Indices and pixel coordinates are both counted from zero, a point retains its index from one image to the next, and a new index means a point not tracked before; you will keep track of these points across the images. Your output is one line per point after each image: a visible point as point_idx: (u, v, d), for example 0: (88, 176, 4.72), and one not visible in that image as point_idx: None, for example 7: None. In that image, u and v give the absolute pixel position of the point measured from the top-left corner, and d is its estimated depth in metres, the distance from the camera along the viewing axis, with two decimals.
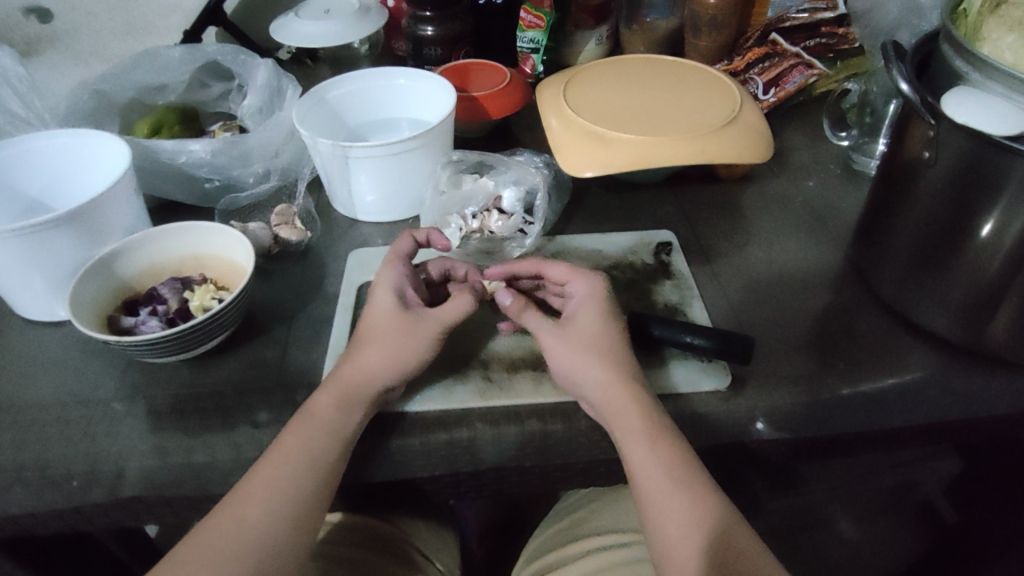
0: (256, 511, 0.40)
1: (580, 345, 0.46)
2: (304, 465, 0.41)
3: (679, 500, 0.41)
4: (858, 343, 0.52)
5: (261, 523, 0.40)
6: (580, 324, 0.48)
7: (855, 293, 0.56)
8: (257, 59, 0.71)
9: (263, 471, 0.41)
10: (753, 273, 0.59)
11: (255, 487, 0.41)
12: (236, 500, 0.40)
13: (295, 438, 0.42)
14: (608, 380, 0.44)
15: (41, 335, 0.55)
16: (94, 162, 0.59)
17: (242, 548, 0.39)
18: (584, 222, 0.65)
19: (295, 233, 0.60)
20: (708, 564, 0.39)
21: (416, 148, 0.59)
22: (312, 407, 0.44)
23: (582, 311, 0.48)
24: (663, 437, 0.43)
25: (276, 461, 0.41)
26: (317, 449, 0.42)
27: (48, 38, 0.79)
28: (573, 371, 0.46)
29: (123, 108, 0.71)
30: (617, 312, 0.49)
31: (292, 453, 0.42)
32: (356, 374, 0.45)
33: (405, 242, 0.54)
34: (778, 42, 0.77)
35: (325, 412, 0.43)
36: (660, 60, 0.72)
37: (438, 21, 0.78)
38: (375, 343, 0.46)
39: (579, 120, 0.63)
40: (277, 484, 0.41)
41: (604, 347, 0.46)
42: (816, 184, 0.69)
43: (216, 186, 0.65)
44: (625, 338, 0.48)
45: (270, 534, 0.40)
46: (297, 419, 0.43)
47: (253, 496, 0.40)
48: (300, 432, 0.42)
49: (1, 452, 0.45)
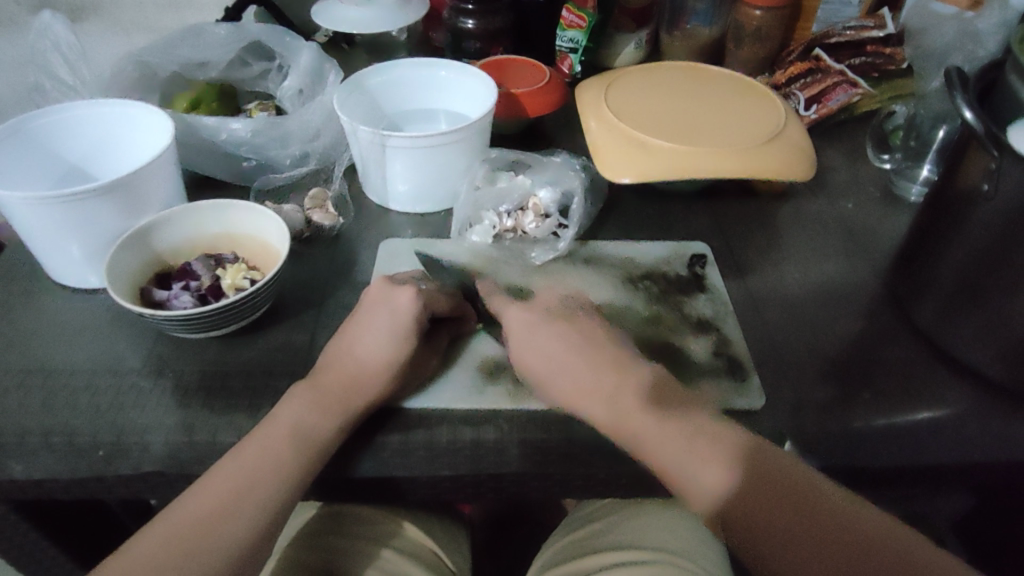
0: (243, 509, 0.41)
1: (573, 380, 0.45)
2: (255, 481, 0.42)
3: (706, 455, 0.42)
4: (890, 374, 0.51)
5: (233, 532, 0.40)
6: (533, 324, 0.48)
7: (890, 321, 0.55)
8: (302, 42, 0.72)
9: (250, 466, 0.42)
10: (786, 292, 0.58)
11: (240, 482, 0.41)
12: (245, 501, 0.41)
13: (253, 448, 0.43)
14: (585, 393, 0.45)
15: (72, 302, 0.55)
16: (136, 133, 0.59)
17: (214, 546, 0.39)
18: (617, 228, 0.64)
19: (327, 218, 0.61)
20: (773, 515, 0.40)
21: (456, 142, 0.59)
22: (277, 422, 0.44)
23: (517, 320, 0.49)
24: (665, 415, 0.44)
25: (224, 472, 0.42)
26: (274, 461, 0.42)
27: (93, 7, 0.81)
28: (549, 388, 0.46)
29: (165, 82, 0.72)
30: (554, 325, 0.48)
31: (248, 470, 0.42)
32: (346, 386, 0.45)
33: (407, 297, 0.47)
34: (821, 58, 0.76)
35: (284, 450, 0.42)
36: (707, 69, 0.72)
37: (480, 14, 0.78)
38: (382, 381, 0.46)
39: (621, 124, 0.62)
40: (270, 476, 0.42)
41: (564, 344, 0.47)
42: (854, 205, 0.67)
43: (254, 166, 0.65)
44: (591, 346, 0.47)
45: (235, 541, 0.40)
46: (251, 439, 0.43)
47: (204, 506, 0.40)
48: (263, 447, 0.43)
49: (32, 415, 0.46)
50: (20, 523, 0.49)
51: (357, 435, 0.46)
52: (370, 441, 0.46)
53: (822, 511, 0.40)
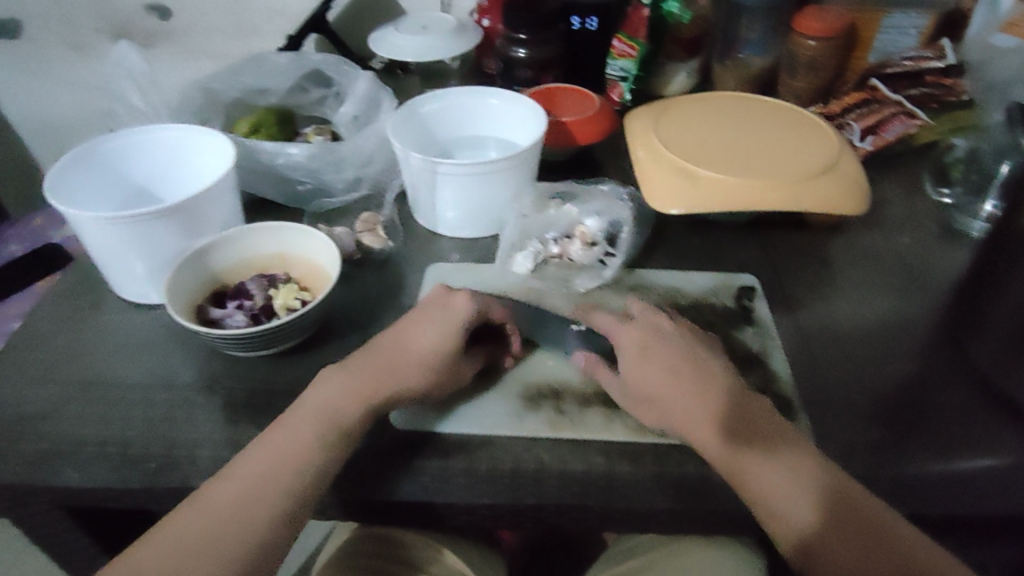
0: (267, 494, 0.42)
1: (681, 406, 0.46)
2: (282, 473, 0.42)
3: (783, 479, 0.42)
4: (941, 418, 0.49)
5: (256, 515, 0.41)
6: (642, 346, 0.49)
7: (941, 361, 0.53)
8: (359, 71, 0.74)
9: (278, 450, 0.43)
10: (836, 327, 0.56)
11: (267, 464, 0.43)
12: (270, 487, 0.42)
13: (287, 433, 0.44)
14: (703, 419, 0.45)
15: (133, 317, 0.57)
16: (199, 157, 0.62)
17: (235, 526, 0.40)
18: (663, 258, 0.63)
19: (377, 241, 0.62)
20: (839, 546, 0.41)
21: (505, 170, 0.60)
22: (305, 404, 0.46)
23: (625, 338, 0.49)
24: (754, 442, 0.44)
25: (257, 459, 0.43)
26: (304, 446, 0.43)
27: (163, 33, 0.89)
28: (649, 408, 0.47)
29: (228, 106, 0.75)
30: (664, 350, 0.48)
31: (274, 452, 0.43)
32: (386, 377, 0.47)
33: (463, 299, 0.50)
34: (878, 88, 0.75)
35: (313, 437, 0.44)
36: (759, 99, 0.71)
37: (531, 44, 0.79)
38: (422, 373, 0.47)
39: (669, 155, 0.62)
40: (299, 462, 0.43)
41: (681, 372, 0.47)
42: (911, 240, 0.65)
43: (308, 189, 0.67)
44: (699, 373, 0.47)
45: (257, 526, 0.41)
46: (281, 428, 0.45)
47: (230, 490, 0.42)
48: (292, 432, 0.44)
49: (92, 425, 0.48)
50: (74, 528, 0.51)
51: (399, 459, 0.47)
52: (412, 466, 0.46)
53: (895, 548, 0.40)
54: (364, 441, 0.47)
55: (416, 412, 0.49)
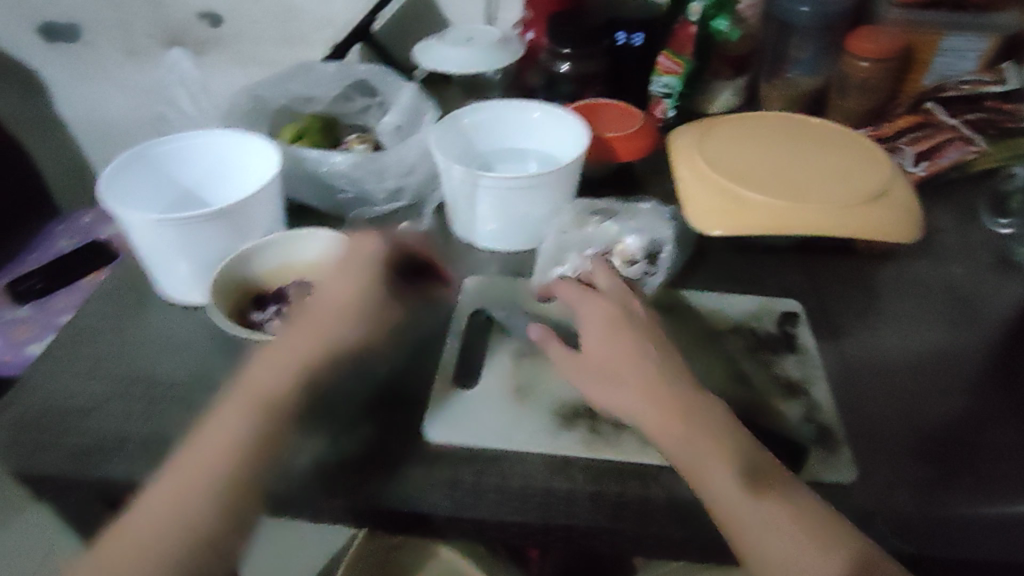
0: (201, 487, 0.43)
1: (628, 380, 0.47)
2: (208, 465, 0.43)
3: (789, 538, 0.40)
4: (993, 459, 0.47)
5: (194, 509, 0.42)
6: (604, 323, 0.50)
7: (994, 399, 0.51)
8: (404, 82, 0.75)
9: (211, 441, 0.45)
10: (883, 357, 0.54)
11: (201, 455, 0.44)
12: (203, 480, 0.43)
13: (214, 424, 0.46)
14: (719, 484, 0.42)
15: (176, 317, 0.58)
16: (245, 162, 0.63)
17: (176, 522, 0.42)
18: (705, 279, 0.62)
19: (416, 250, 0.64)
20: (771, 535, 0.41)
21: (545, 184, 0.59)
22: (245, 385, 0.47)
23: (588, 316, 0.51)
24: (764, 491, 0.42)
25: (192, 453, 0.44)
26: (221, 437, 0.45)
27: (214, 40, 0.92)
28: (599, 385, 0.48)
29: (274, 115, 0.75)
30: (619, 327, 0.50)
31: (208, 443, 0.45)
32: (283, 338, 0.50)
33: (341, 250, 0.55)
34: (933, 112, 0.73)
35: (212, 425, 0.45)
36: (807, 120, 0.69)
37: (575, 59, 0.79)
38: (350, 317, 0.51)
39: (712, 174, 0.61)
40: (221, 454, 0.44)
41: (633, 355, 0.48)
42: (964, 270, 0.63)
43: (349, 198, 0.68)
44: (640, 346, 0.49)
45: (196, 519, 0.42)
46: (214, 417, 0.46)
47: (175, 492, 0.43)
48: (217, 424, 0.45)
49: (133, 422, 0.49)
50: None
51: (431, 471, 0.46)
52: (444, 479, 0.46)
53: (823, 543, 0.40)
54: (397, 452, 0.47)
55: (445, 424, 0.49)
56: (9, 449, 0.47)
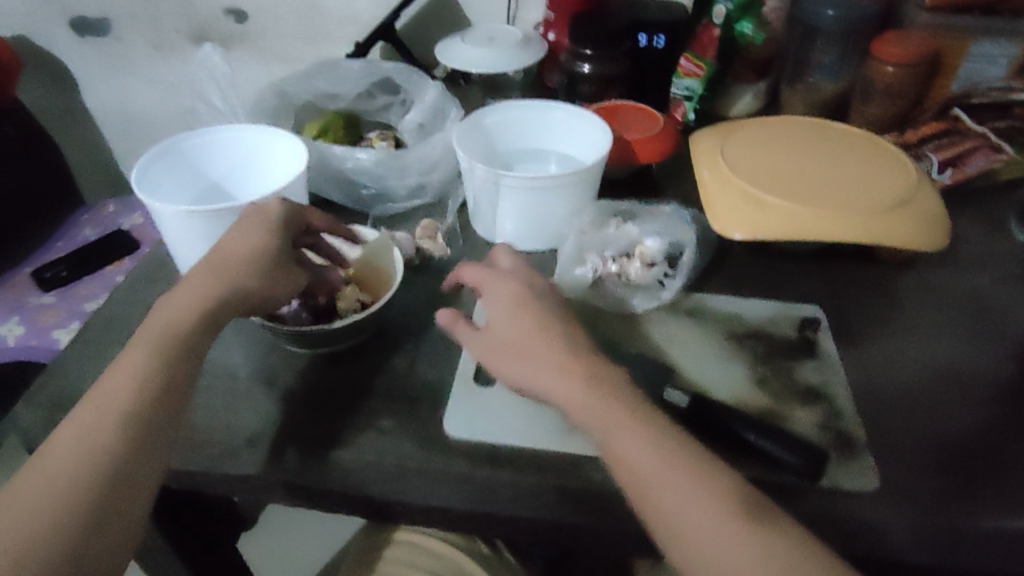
0: (106, 436, 0.39)
1: (543, 355, 0.45)
2: (116, 415, 0.40)
3: (731, 537, 0.37)
4: (1014, 472, 0.46)
5: (99, 461, 0.39)
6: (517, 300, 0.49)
7: (1017, 412, 0.50)
8: (427, 80, 0.76)
9: (113, 390, 0.41)
10: (905, 365, 0.54)
11: (104, 403, 0.41)
12: (108, 432, 0.39)
13: (116, 372, 0.42)
14: (688, 502, 0.38)
15: None
16: (271, 157, 0.64)
17: (75, 477, 0.38)
18: (725, 283, 0.62)
19: (437, 249, 0.64)
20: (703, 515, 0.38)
21: (566, 185, 0.60)
22: (145, 331, 0.44)
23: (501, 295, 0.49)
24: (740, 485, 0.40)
25: (92, 402, 0.41)
26: (129, 388, 0.42)
27: (239, 36, 0.93)
28: (513, 360, 0.46)
29: (299, 109, 0.77)
30: (535, 305, 0.48)
31: (111, 392, 0.41)
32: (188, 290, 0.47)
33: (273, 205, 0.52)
34: (960, 119, 0.74)
35: (117, 378, 0.42)
36: (831, 126, 0.69)
37: (597, 60, 0.79)
38: (249, 271, 0.48)
39: (735, 178, 0.61)
40: (129, 404, 0.41)
41: (549, 335, 0.46)
42: (989, 280, 0.62)
43: (371, 194, 0.69)
44: (552, 321, 0.47)
45: (99, 469, 0.38)
46: (114, 365, 0.43)
47: (69, 448, 0.39)
48: (119, 372, 0.42)
49: None
50: None
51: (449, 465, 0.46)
52: (463, 473, 0.46)
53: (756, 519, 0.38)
54: (416, 446, 0.47)
55: (463, 420, 0.49)
56: (42, 431, 0.48)
